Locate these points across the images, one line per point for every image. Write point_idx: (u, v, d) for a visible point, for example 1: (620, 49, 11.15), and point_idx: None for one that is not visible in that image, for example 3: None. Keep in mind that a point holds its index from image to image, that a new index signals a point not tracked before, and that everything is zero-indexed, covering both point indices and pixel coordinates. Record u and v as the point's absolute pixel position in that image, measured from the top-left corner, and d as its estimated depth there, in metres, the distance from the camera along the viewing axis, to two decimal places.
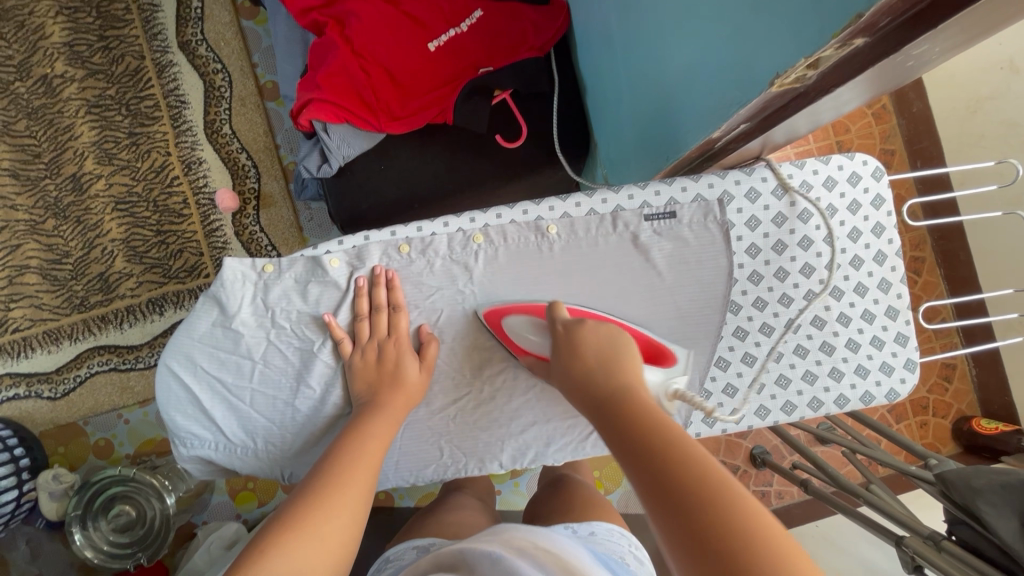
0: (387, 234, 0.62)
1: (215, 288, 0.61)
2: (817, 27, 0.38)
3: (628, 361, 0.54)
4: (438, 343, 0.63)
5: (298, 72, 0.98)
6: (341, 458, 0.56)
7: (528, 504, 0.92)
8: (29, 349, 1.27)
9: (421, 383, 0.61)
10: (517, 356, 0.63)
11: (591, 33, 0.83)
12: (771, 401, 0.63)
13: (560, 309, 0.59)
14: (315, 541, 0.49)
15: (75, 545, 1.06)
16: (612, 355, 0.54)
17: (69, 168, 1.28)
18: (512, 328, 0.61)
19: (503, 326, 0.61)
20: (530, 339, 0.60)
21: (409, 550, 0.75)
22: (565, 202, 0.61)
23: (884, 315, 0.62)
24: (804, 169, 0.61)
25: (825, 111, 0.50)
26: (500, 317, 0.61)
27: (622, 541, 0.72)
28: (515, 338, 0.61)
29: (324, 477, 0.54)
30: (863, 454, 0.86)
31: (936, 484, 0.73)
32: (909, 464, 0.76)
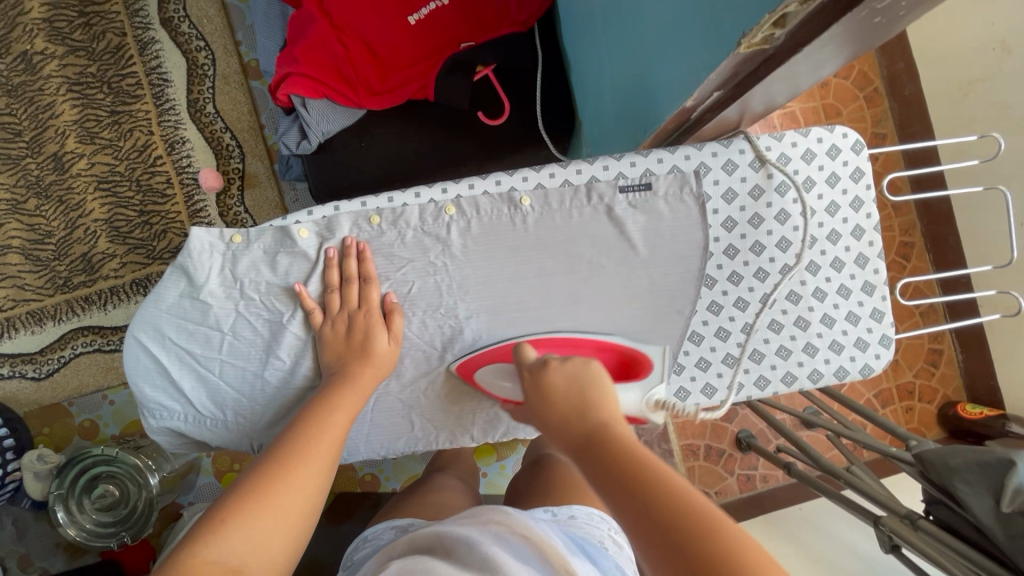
0: (358, 204, 0.60)
1: (183, 257, 0.60)
2: None
3: (602, 399, 0.52)
4: (403, 313, 0.62)
5: (277, 46, 0.96)
6: (303, 426, 0.56)
7: (509, 486, 0.92)
8: (13, 330, 1.26)
9: (390, 355, 0.61)
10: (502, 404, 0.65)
11: (573, 6, 0.81)
12: (744, 376, 0.62)
13: (528, 350, 0.60)
14: (275, 524, 0.49)
15: (59, 524, 1.06)
16: (582, 395, 0.53)
17: (50, 147, 1.27)
18: (484, 381, 0.63)
19: (477, 379, 0.64)
20: (501, 386, 0.62)
21: (387, 530, 0.75)
22: (538, 172, 0.60)
23: (860, 290, 0.61)
24: (782, 141, 0.59)
25: (800, 75, 0.49)
26: (472, 371, 0.63)
27: (603, 525, 0.72)
28: (492, 389, 0.63)
29: (286, 451, 0.53)
30: (849, 438, 0.86)
31: (916, 465, 0.72)
32: (890, 445, 0.75)
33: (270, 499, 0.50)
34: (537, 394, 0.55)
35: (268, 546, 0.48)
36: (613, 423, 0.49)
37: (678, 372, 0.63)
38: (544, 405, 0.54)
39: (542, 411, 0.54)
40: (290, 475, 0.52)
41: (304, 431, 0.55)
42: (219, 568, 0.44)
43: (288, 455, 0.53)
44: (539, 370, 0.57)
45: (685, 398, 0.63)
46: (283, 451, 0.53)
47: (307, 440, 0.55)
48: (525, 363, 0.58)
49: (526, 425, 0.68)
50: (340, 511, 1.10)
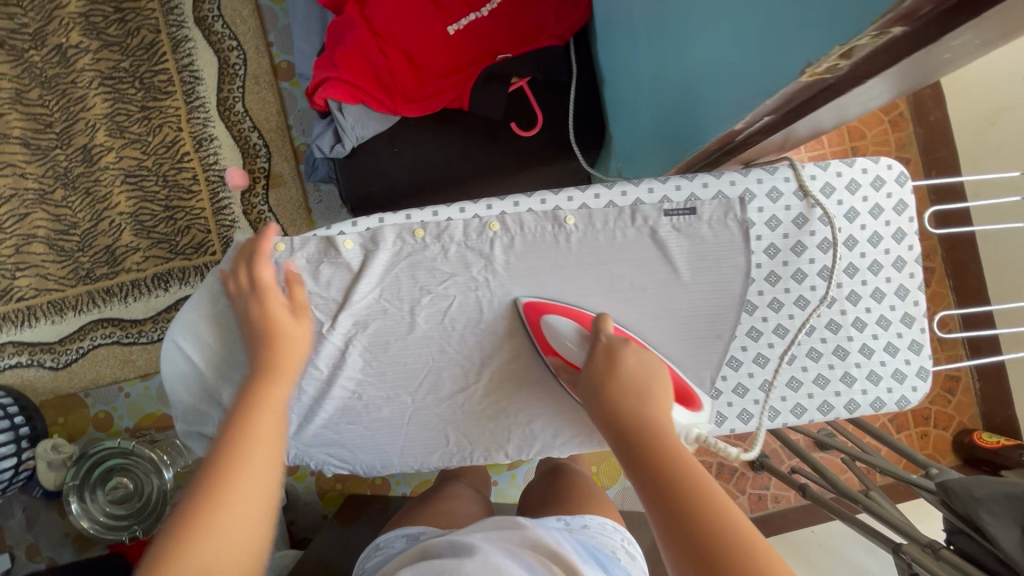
0: (402, 217, 0.61)
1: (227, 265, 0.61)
2: (855, 14, 0.36)
3: (661, 395, 0.54)
4: (304, 286, 0.60)
5: (314, 51, 0.97)
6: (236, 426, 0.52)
7: (523, 496, 0.92)
8: (33, 318, 1.27)
9: (302, 331, 0.59)
10: (545, 355, 0.62)
11: (612, 24, 0.82)
12: (781, 404, 0.62)
13: (607, 322, 0.59)
14: (230, 531, 0.46)
15: (72, 515, 1.08)
16: (644, 383, 0.54)
17: (80, 139, 1.28)
18: (550, 327, 0.60)
19: (540, 321, 0.60)
20: (567, 345, 0.59)
21: (398, 538, 0.75)
22: (583, 192, 0.61)
23: (899, 321, 0.61)
24: (827, 170, 0.60)
25: (854, 104, 0.49)
26: (539, 314, 0.60)
27: (616, 535, 0.72)
28: (551, 338, 0.60)
29: (221, 460, 0.50)
30: (865, 462, 0.89)
31: (936, 493, 0.73)
32: (910, 472, 0.77)
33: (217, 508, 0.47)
34: (604, 365, 0.56)
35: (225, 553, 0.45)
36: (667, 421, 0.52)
37: (716, 397, 0.63)
38: (603, 382, 0.55)
39: (599, 383, 0.55)
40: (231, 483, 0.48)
41: (236, 435, 0.51)
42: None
43: (224, 464, 0.49)
44: (613, 344, 0.57)
45: (720, 423, 0.64)
46: (217, 460, 0.50)
47: (240, 441, 0.51)
48: (603, 332, 0.57)
49: (564, 443, 0.67)
50: (351, 514, 1.11)
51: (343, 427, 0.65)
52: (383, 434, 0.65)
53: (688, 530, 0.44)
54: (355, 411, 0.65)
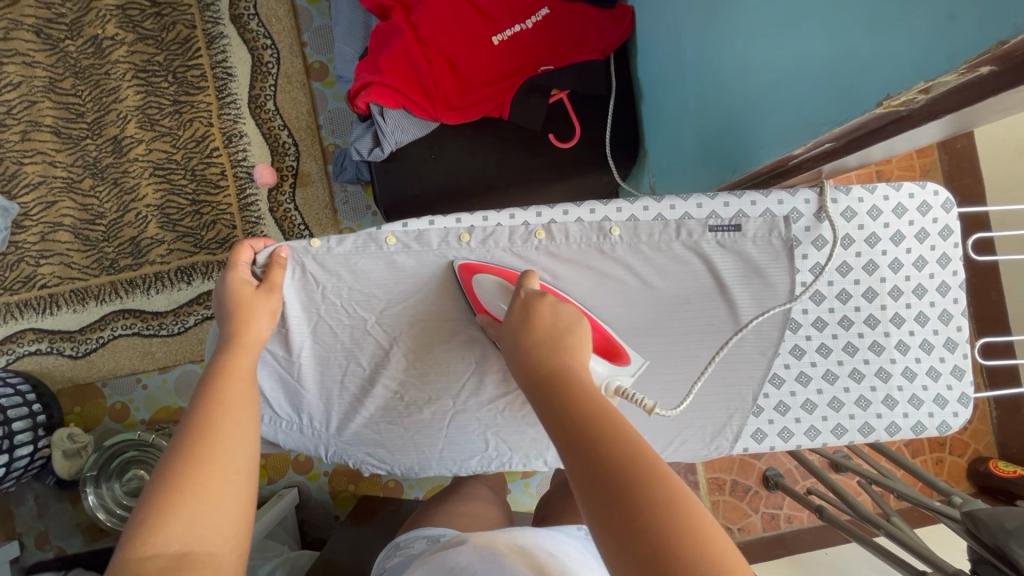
0: (451, 220, 0.61)
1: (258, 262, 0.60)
2: (945, 52, 0.39)
3: (575, 344, 0.50)
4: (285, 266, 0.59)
5: (356, 54, 0.98)
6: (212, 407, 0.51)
7: (540, 501, 0.91)
8: (55, 306, 1.27)
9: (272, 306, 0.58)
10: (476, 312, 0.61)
11: (656, 42, 0.83)
12: (822, 423, 0.63)
13: (530, 279, 0.57)
14: (202, 507, 0.45)
15: (88, 505, 1.07)
16: (560, 336, 0.51)
17: (111, 130, 1.29)
18: (481, 286, 0.60)
19: (471, 280, 0.60)
20: (491, 298, 0.59)
21: (418, 539, 0.74)
22: (632, 205, 0.60)
23: (942, 346, 0.62)
24: (875, 193, 0.59)
25: (916, 135, 0.50)
26: (472, 274, 0.60)
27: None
28: (479, 293, 0.60)
29: (188, 434, 0.49)
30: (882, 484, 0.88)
31: (961, 521, 0.72)
32: (932, 499, 0.76)
33: (190, 487, 0.46)
34: (517, 320, 0.53)
35: (198, 530, 0.44)
36: (580, 369, 0.48)
37: (757, 414, 0.64)
38: (522, 337, 0.51)
39: (512, 340, 0.52)
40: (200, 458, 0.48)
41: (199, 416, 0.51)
42: (163, 556, 0.42)
43: (185, 441, 0.49)
44: (529, 298, 0.54)
45: (761, 440, 0.64)
46: (188, 435, 0.49)
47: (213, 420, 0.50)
48: (523, 286, 0.56)
49: None
50: (365, 514, 1.10)
51: (383, 426, 0.66)
52: (421, 436, 0.66)
53: (596, 477, 0.39)
54: (397, 411, 0.65)
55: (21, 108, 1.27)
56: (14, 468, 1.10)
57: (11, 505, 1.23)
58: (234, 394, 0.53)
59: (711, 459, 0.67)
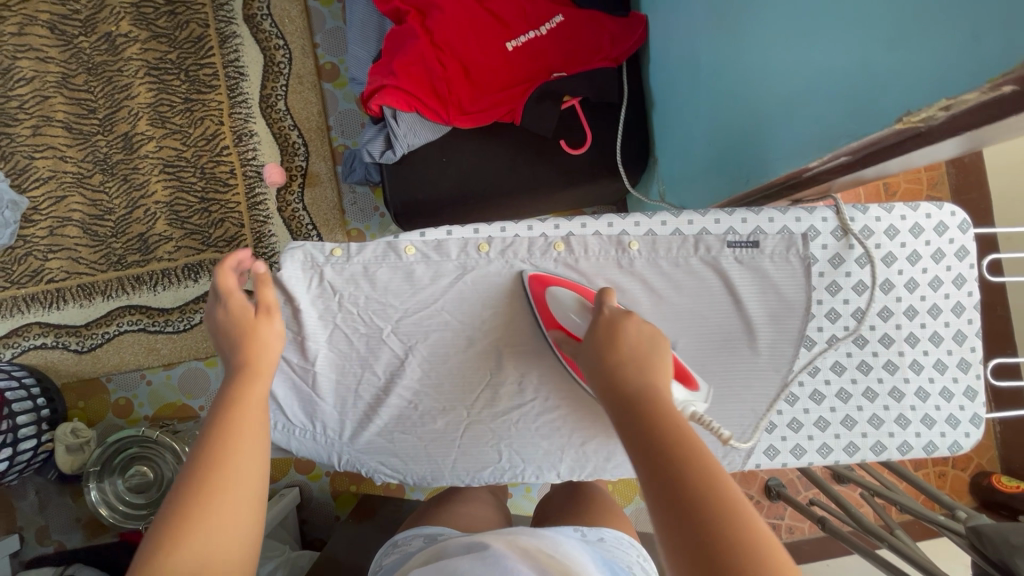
0: (470, 231, 0.63)
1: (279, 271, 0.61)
2: (969, 70, 0.39)
3: (661, 366, 0.51)
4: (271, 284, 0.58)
5: (370, 57, 0.99)
6: (224, 433, 0.51)
7: (540, 505, 0.89)
8: (62, 301, 1.28)
9: (266, 327, 0.57)
10: (547, 328, 0.61)
11: (670, 52, 0.84)
12: (834, 440, 0.63)
13: (610, 297, 0.56)
14: (212, 538, 0.46)
15: (91, 501, 1.07)
16: (644, 354, 0.51)
17: (122, 126, 1.29)
18: (554, 299, 0.60)
19: (545, 292, 0.60)
20: (568, 313, 0.59)
21: (416, 537, 0.71)
22: (650, 219, 0.62)
23: (955, 366, 0.62)
24: (892, 213, 0.61)
25: (934, 152, 0.51)
26: (544, 286, 0.60)
27: (631, 551, 0.68)
28: (553, 307, 0.60)
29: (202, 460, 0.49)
30: (885, 497, 0.87)
31: (964, 536, 0.71)
32: (936, 513, 0.75)
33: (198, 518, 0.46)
34: (599, 337, 0.53)
35: (208, 558, 0.45)
36: (665, 394, 0.49)
37: (770, 431, 0.64)
38: (605, 350, 0.52)
39: (591, 357, 0.53)
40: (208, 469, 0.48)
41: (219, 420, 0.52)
42: None
43: (199, 467, 0.48)
44: (613, 315, 0.54)
45: (773, 456, 0.64)
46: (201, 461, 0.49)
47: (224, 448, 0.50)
48: (605, 303, 0.56)
49: (617, 467, 0.67)
50: (366, 514, 1.10)
51: (396, 435, 0.66)
52: (436, 446, 0.66)
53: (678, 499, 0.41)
54: (409, 420, 0.65)
55: (34, 103, 1.28)
56: (17, 461, 1.10)
57: (12, 498, 1.23)
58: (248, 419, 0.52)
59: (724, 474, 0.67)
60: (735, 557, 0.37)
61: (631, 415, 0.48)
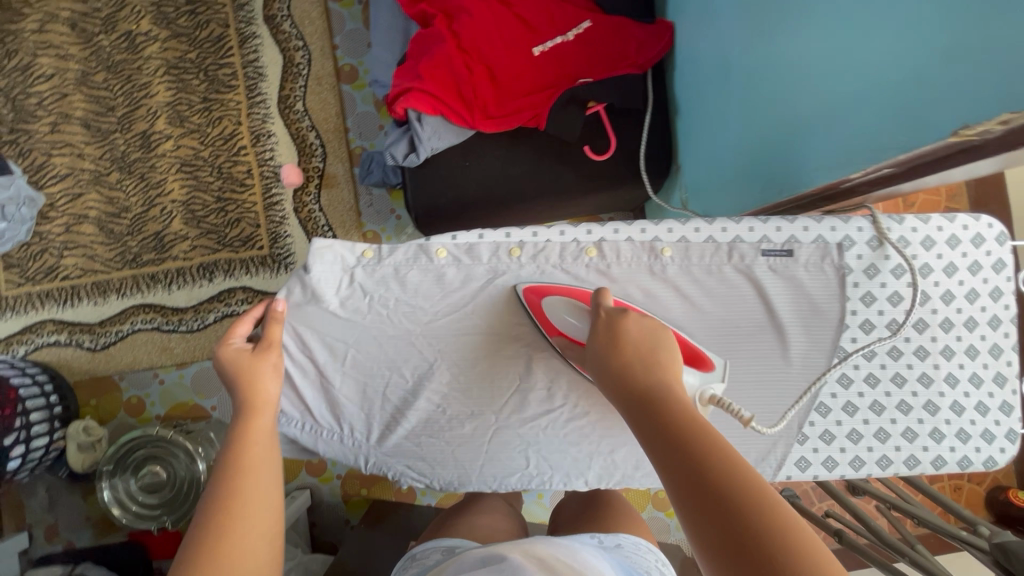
0: (502, 235, 0.62)
1: (308, 270, 0.61)
2: None
3: (667, 359, 0.51)
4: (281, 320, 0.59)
5: (395, 60, 0.99)
6: (230, 478, 0.50)
7: (554, 510, 0.86)
8: (76, 298, 1.27)
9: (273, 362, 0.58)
10: (550, 337, 0.61)
11: (699, 60, 0.84)
12: (867, 453, 0.63)
13: (604, 295, 0.56)
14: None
15: (104, 500, 1.07)
16: (648, 353, 0.51)
17: (140, 125, 1.29)
18: (550, 308, 0.60)
19: (541, 303, 0.60)
20: (565, 320, 0.59)
21: (435, 550, 0.68)
22: (684, 225, 0.61)
23: (991, 381, 0.62)
24: (929, 224, 0.60)
25: (980, 166, 0.50)
26: (540, 296, 0.60)
27: (650, 557, 0.66)
28: (551, 317, 0.60)
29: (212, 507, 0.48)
30: (905, 511, 0.87)
31: (989, 553, 0.70)
32: (959, 528, 0.74)
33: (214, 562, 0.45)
34: (603, 336, 0.53)
35: None
36: (676, 386, 0.49)
37: (802, 442, 0.64)
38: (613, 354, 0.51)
39: (599, 355, 0.53)
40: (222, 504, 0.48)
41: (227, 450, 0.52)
42: None
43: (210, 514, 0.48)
44: (611, 316, 0.54)
45: (804, 468, 0.64)
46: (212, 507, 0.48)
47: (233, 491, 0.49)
48: (601, 304, 0.56)
49: (645, 477, 0.66)
50: (378, 519, 1.09)
51: (424, 439, 0.66)
52: (463, 451, 0.65)
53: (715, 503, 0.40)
54: (437, 424, 0.65)
55: (53, 100, 1.28)
56: (29, 459, 1.09)
57: (21, 496, 1.23)
58: (251, 460, 0.52)
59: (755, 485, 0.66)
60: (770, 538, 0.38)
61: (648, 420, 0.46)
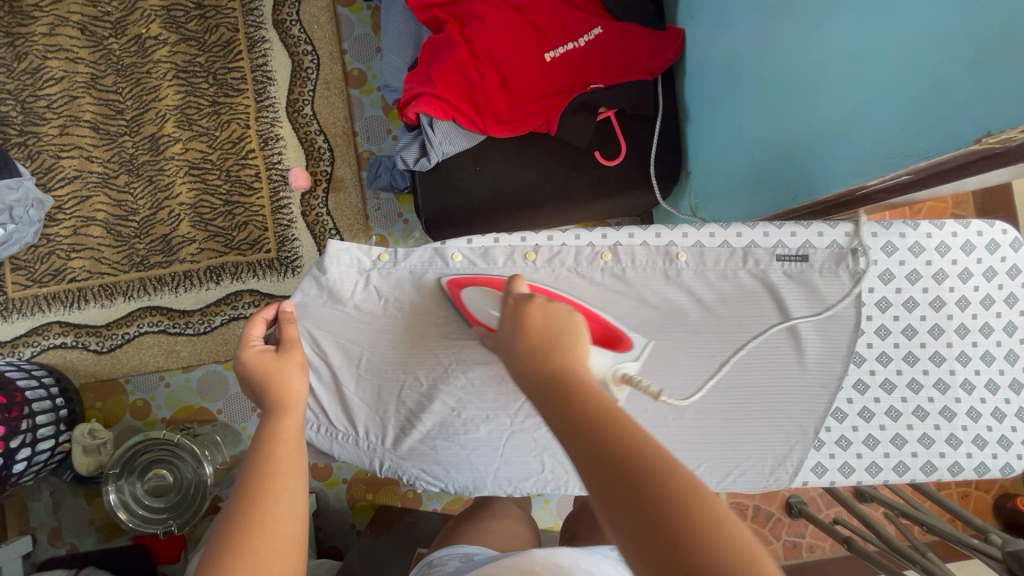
0: (517, 239, 0.62)
1: (326, 272, 0.60)
2: None
3: (570, 339, 0.49)
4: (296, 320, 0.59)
5: (405, 65, 0.99)
6: (257, 476, 0.49)
7: (567, 518, 0.85)
8: (83, 300, 1.27)
9: (295, 362, 0.57)
10: (474, 326, 0.61)
11: (710, 67, 0.84)
12: (884, 460, 0.63)
13: (518, 282, 0.56)
14: None
15: (109, 505, 1.05)
16: (553, 333, 0.49)
17: (149, 128, 1.30)
18: (469, 299, 0.60)
19: (461, 294, 0.60)
20: (484, 309, 0.59)
21: (453, 557, 0.68)
22: (699, 230, 0.61)
23: (1007, 387, 0.61)
24: (943, 230, 0.60)
25: (998, 173, 0.51)
26: (460, 287, 0.60)
27: None
28: (471, 307, 0.60)
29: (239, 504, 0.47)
30: (914, 518, 0.87)
31: (1002, 562, 0.70)
32: (972, 536, 0.74)
33: (236, 564, 0.43)
34: (511, 325, 0.52)
35: None
36: (577, 365, 0.47)
37: (818, 448, 0.64)
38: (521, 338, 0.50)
39: (505, 346, 0.51)
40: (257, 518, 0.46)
41: (251, 459, 0.50)
42: None
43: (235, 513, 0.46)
44: (519, 302, 0.53)
45: (820, 474, 0.64)
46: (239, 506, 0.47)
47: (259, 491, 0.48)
48: (513, 290, 0.55)
49: None
50: (385, 523, 1.09)
51: (439, 443, 0.66)
52: (478, 455, 0.66)
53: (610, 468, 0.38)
54: (453, 428, 0.65)
55: (62, 102, 1.28)
56: (35, 462, 1.09)
57: (25, 499, 1.22)
58: (282, 461, 0.51)
59: (770, 491, 0.67)
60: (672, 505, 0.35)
61: (548, 398, 0.45)
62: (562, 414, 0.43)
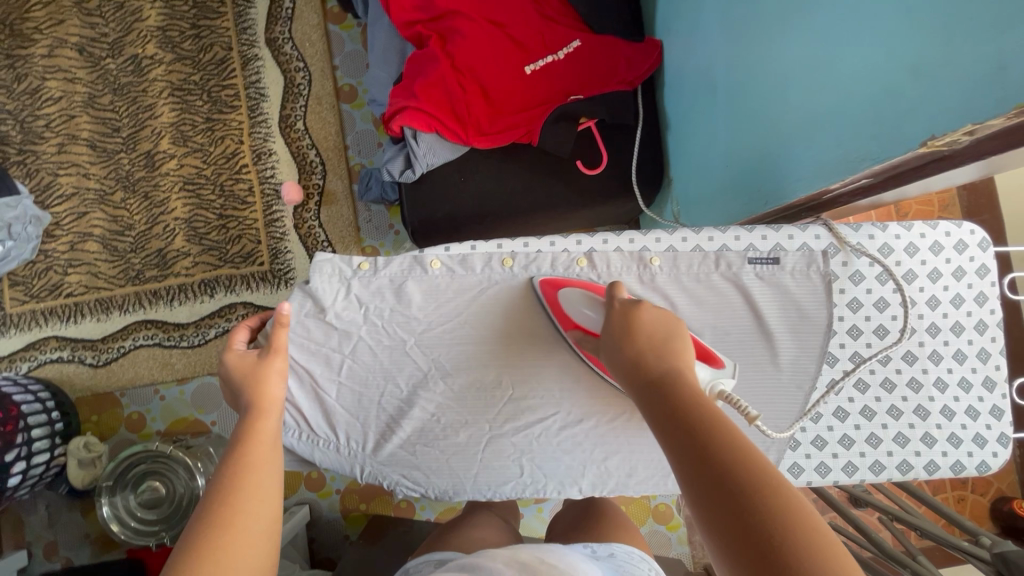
0: (493, 246, 0.64)
1: (311, 283, 0.63)
2: (996, 95, 0.40)
3: (681, 350, 0.50)
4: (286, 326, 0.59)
5: (391, 80, 1.01)
6: (231, 474, 0.50)
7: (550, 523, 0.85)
8: (79, 315, 1.29)
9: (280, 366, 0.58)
10: (565, 330, 0.62)
11: (686, 77, 0.86)
12: (859, 459, 0.63)
13: (620, 291, 0.57)
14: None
15: (103, 517, 1.06)
16: (662, 342, 0.51)
17: (145, 145, 1.33)
18: (565, 299, 0.61)
19: (557, 295, 0.61)
20: (578, 309, 0.59)
21: (426, 564, 0.67)
22: (672, 236, 0.63)
23: (980, 385, 0.62)
24: (911, 231, 0.61)
25: (956, 174, 0.52)
26: (556, 288, 0.61)
27: (643, 565, 0.64)
28: (566, 308, 0.60)
29: (211, 501, 0.48)
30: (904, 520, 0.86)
31: (990, 563, 0.69)
32: (960, 537, 0.73)
33: (202, 561, 0.44)
34: (616, 327, 0.53)
35: None
36: (687, 375, 0.48)
37: (794, 448, 0.64)
38: (626, 341, 0.51)
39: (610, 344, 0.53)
40: (224, 516, 0.47)
41: (227, 456, 0.51)
42: None
43: (207, 509, 0.47)
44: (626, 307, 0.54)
45: (797, 475, 0.64)
46: (209, 502, 0.48)
47: (232, 489, 0.49)
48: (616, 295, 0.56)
49: (638, 485, 0.67)
50: (375, 532, 1.09)
51: (419, 449, 0.67)
52: (458, 460, 0.66)
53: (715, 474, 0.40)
54: (432, 433, 0.66)
55: (60, 121, 1.31)
56: (29, 475, 1.10)
57: (21, 512, 1.23)
58: (254, 458, 0.52)
59: None
60: (774, 521, 0.36)
61: (655, 397, 0.47)
62: (671, 414, 0.45)
